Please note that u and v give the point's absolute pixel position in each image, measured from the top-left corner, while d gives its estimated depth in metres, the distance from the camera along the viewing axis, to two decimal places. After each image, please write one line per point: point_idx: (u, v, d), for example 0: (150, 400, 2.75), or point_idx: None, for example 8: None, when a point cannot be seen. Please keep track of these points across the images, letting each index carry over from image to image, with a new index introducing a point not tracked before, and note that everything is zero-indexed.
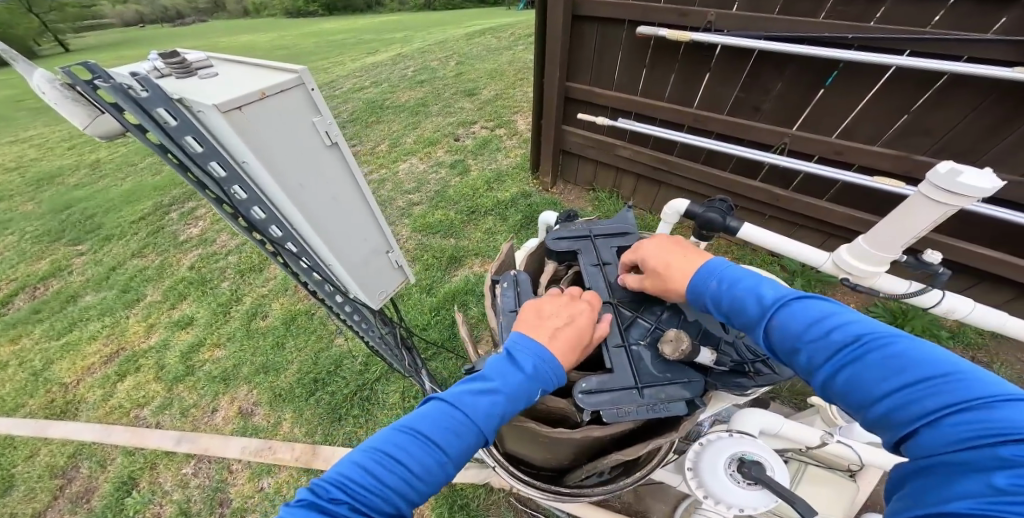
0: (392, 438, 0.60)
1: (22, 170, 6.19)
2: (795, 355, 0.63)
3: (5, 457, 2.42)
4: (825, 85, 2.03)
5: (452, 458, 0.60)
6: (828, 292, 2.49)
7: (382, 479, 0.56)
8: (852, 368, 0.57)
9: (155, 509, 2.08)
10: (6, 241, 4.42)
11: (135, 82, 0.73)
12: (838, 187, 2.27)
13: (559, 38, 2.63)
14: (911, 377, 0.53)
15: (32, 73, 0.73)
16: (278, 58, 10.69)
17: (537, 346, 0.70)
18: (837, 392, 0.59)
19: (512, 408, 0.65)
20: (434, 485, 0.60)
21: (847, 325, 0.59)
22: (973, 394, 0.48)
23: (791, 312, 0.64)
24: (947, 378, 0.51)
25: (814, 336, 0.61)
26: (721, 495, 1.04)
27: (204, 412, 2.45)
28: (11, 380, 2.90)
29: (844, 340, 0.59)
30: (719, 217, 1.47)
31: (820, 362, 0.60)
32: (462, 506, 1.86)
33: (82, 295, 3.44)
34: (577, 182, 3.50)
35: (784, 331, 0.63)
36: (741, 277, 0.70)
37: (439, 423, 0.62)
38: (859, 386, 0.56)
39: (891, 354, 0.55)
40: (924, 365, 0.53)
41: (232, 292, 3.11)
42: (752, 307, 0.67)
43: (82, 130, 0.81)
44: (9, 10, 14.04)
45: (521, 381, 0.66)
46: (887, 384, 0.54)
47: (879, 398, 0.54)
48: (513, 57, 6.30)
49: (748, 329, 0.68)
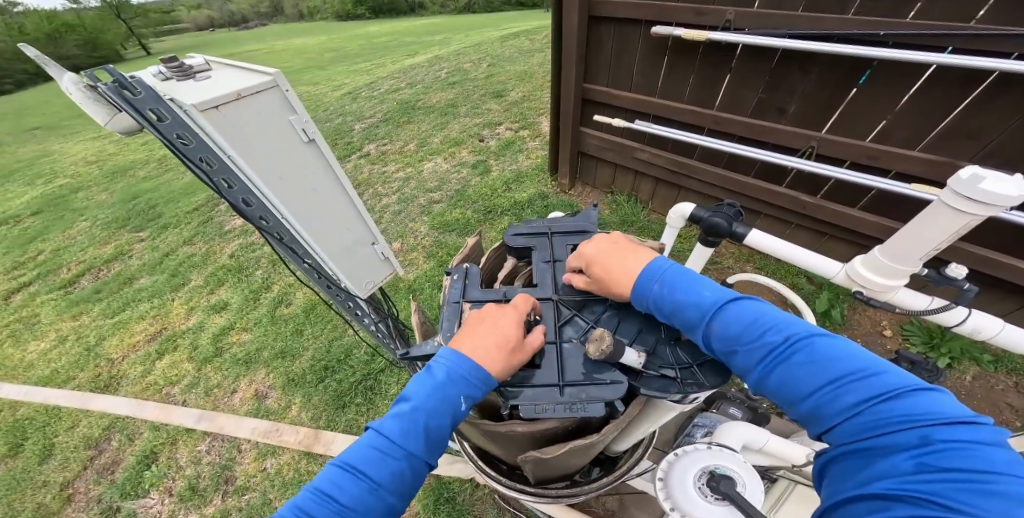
0: (328, 476, 0.62)
1: (101, 163, 6.89)
2: (731, 357, 0.66)
3: (51, 425, 2.69)
4: (857, 85, 1.89)
5: (383, 484, 0.61)
6: (856, 307, 2.32)
7: (318, 516, 0.58)
8: (784, 367, 0.62)
9: (168, 483, 2.25)
10: (81, 226, 4.94)
11: (130, 84, 0.85)
12: (872, 195, 2.10)
13: (575, 40, 2.63)
14: (833, 374, 0.58)
15: (61, 76, 0.83)
16: (325, 61, 11.23)
17: (455, 355, 0.70)
18: (769, 389, 0.63)
19: (436, 422, 0.65)
20: (374, 514, 0.60)
21: (779, 328, 0.63)
22: (883, 386, 0.55)
23: (729, 315, 0.67)
24: (862, 373, 0.57)
25: (749, 339, 0.64)
26: (686, 508, 1.01)
27: (226, 392, 2.63)
28: (68, 353, 3.23)
29: (778, 342, 0.63)
30: (723, 222, 1.38)
31: (754, 363, 0.63)
32: (447, 499, 1.94)
33: (137, 277, 3.79)
34: (595, 185, 3.45)
35: (723, 334, 0.67)
36: (681, 281, 0.73)
37: (368, 454, 0.62)
38: (790, 384, 0.61)
39: (815, 354, 0.61)
40: (843, 362, 0.59)
41: (263, 280, 3.32)
42: (692, 310, 0.70)
43: (104, 125, 0.90)
44: (100, 20, 15.67)
45: (438, 393, 0.66)
46: (813, 382, 0.59)
47: (807, 394, 0.59)
48: (545, 59, 6.30)
49: (689, 330, 0.70)
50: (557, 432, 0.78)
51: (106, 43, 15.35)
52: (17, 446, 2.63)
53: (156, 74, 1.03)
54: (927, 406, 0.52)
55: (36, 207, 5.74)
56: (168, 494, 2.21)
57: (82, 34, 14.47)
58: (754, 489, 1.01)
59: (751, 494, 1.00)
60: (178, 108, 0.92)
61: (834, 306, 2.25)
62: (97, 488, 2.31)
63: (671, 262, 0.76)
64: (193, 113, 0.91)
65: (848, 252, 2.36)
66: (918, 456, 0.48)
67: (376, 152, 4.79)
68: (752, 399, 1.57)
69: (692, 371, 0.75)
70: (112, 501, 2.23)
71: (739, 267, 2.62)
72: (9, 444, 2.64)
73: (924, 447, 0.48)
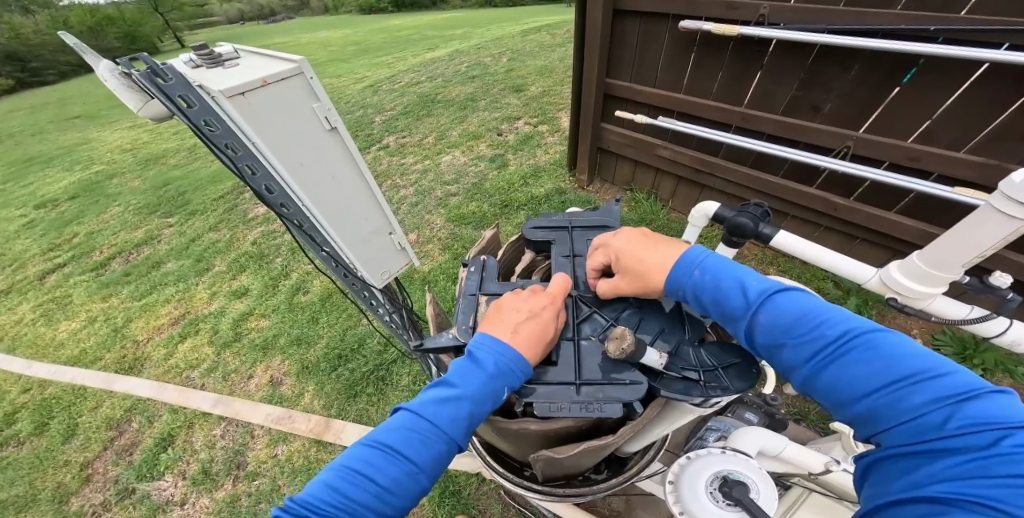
0: (361, 455, 0.60)
1: (135, 150, 7.15)
2: (778, 350, 0.63)
3: (77, 404, 2.81)
4: (900, 83, 1.79)
5: (423, 468, 0.60)
6: (885, 315, 2.22)
7: (351, 496, 0.56)
8: (837, 364, 0.58)
9: (182, 466, 2.32)
10: (114, 211, 5.13)
11: (161, 70, 0.86)
12: (910, 198, 1.99)
13: (599, 34, 2.57)
14: (891, 373, 0.55)
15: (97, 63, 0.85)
16: (349, 53, 11.36)
17: (499, 344, 0.69)
18: (819, 387, 0.60)
19: (481, 409, 0.64)
20: (408, 496, 0.59)
21: (836, 322, 0.60)
22: (951, 389, 0.51)
23: (777, 306, 0.64)
24: (925, 374, 0.53)
25: (801, 332, 0.61)
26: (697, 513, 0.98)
27: (242, 378, 2.70)
28: (96, 334, 3.36)
29: (833, 336, 0.59)
30: (750, 223, 1.31)
31: (803, 358, 0.60)
32: (453, 493, 1.95)
33: (165, 262, 3.92)
34: (614, 182, 3.38)
35: (770, 324, 0.64)
36: (723, 270, 0.70)
37: (407, 435, 0.61)
38: (842, 382, 0.58)
39: (874, 349, 0.57)
40: (905, 361, 0.55)
41: (282, 268, 3.38)
42: (737, 299, 0.67)
43: (136, 112, 0.92)
44: (136, 12, 16.25)
45: (485, 380, 0.65)
46: (871, 381, 0.56)
47: (864, 393, 0.56)
48: (566, 53, 6.21)
49: (732, 320, 0.68)
50: (570, 431, 0.76)
51: (144, 35, 15.93)
52: (44, 424, 2.75)
53: (188, 62, 1.04)
54: (1001, 410, 0.47)
55: (73, 192, 6.00)
56: (182, 477, 2.28)
57: (121, 28, 15.05)
58: (767, 497, 0.98)
59: (765, 501, 0.97)
60: (207, 95, 0.93)
61: (863, 312, 2.15)
62: (115, 469, 2.40)
63: (709, 250, 0.73)
64: (220, 100, 0.92)
65: (880, 256, 2.26)
66: (977, 460, 0.45)
67: (395, 145, 4.82)
68: (772, 405, 1.53)
69: (716, 374, 0.72)
70: (128, 482, 2.31)
71: (761, 269, 2.53)
72: (38, 421, 2.77)
73: (987, 449, 0.45)
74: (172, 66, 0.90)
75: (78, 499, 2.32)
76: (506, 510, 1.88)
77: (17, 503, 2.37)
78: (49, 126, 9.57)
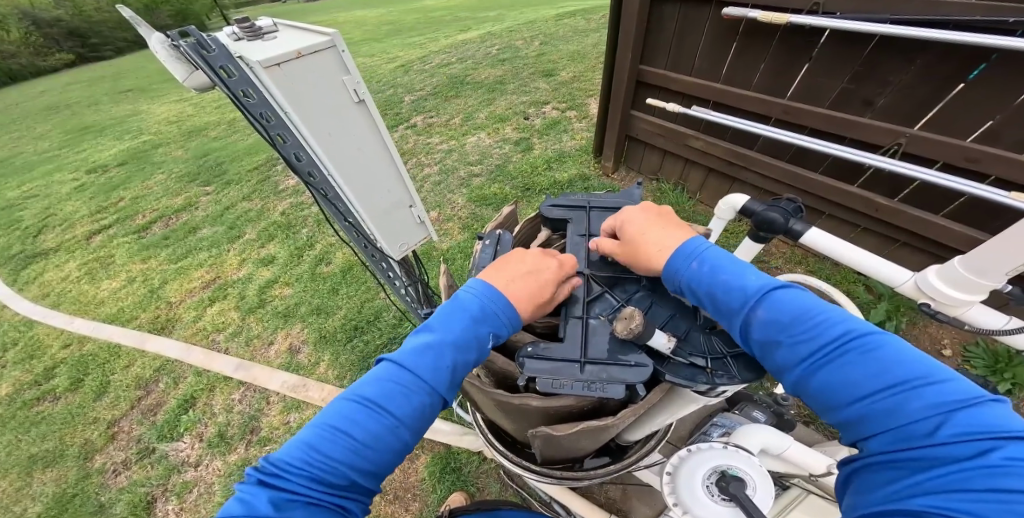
0: (341, 412, 0.59)
1: (181, 122, 7.46)
2: (772, 351, 0.60)
3: (111, 362, 3.02)
4: (967, 79, 1.65)
5: (404, 421, 0.60)
6: (918, 324, 2.08)
7: (332, 454, 0.56)
8: (832, 369, 0.56)
9: (200, 429, 2.46)
10: (158, 178, 5.40)
11: (205, 41, 0.90)
12: (960, 202, 1.85)
13: (636, 20, 2.47)
14: (890, 379, 0.52)
15: (152, 36, 0.89)
16: (385, 32, 11.40)
17: (487, 289, 0.71)
18: (810, 392, 0.58)
19: (463, 357, 0.65)
20: (389, 450, 0.59)
21: (834, 323, 0.57)
22: (946, 397, 0.50)
23: (776, 303, 0.61)
24: (922, 379, 0.51)
25: (801, 333, 0.58)
26: (690, 505, 0.97)
27: (263, 344, 2.82)
28: (135, 294, 3.58)
29: (832, 338, 0.57)
30: (780, 218, 1.22)
31: (799, 360, 0.58)
32: (454, 469, 2.01)
33: (201, 228, 4.10)
34: (640, 170, 3.28)
35: (769, 322, 0.61)
36: (722, 263, 0.68)
37: (388, 388, 0.61)
38: (836, 386, 0.55)
39: (871, 354, 0.55)
40: (903, 367, 0.53)
41: (308, 239, 3.49)
42: (736, 296, 0.64)
43: (183, 83, 0.96)
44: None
45: (468, 326, 0.67)
46: (866, 386, 0.53)
47: (858, 400, 0.53)
48: (600, 39, 6.01)
49: (728, 317, 0.65)
50: (572, 411, 0.75)
51: (195, 12, 16.64)
52: (80, 380, 2.96)
53: (230, 34, 1.03)
54: (996, 421, 0.46)
55: (122, 158, 6.34)
56: (199, 439, 2.41)
57: (174, 5, 15.83)
58: (764, 494, 0.96)
59: (760, 498, 0.95)
60: (246, 66, 0.96)
61: (892, 319, 2.04)
62: (139, 428, 2.56)
63: (710, 243, 0.71)
64: (258, 71, 0.94)
65: (922, 262, 2.12)
66: (959, 470, 0.44)
67: (422, 124, 4.84)
68: (782, 404, 1.48)
69: (724, 362, 0.69)
70: (149, 442, 2.46)
71: (788, 269, 2.43)
72: (73, 377, 2.98)
73: (974, 459, 0.44)
74: (218, 38, 0.95)
75: (101, 455, 2.48)
76: (504, 490, 1.92)
77: (45, 457, 2.54)
78: (105, 97, 10.08)
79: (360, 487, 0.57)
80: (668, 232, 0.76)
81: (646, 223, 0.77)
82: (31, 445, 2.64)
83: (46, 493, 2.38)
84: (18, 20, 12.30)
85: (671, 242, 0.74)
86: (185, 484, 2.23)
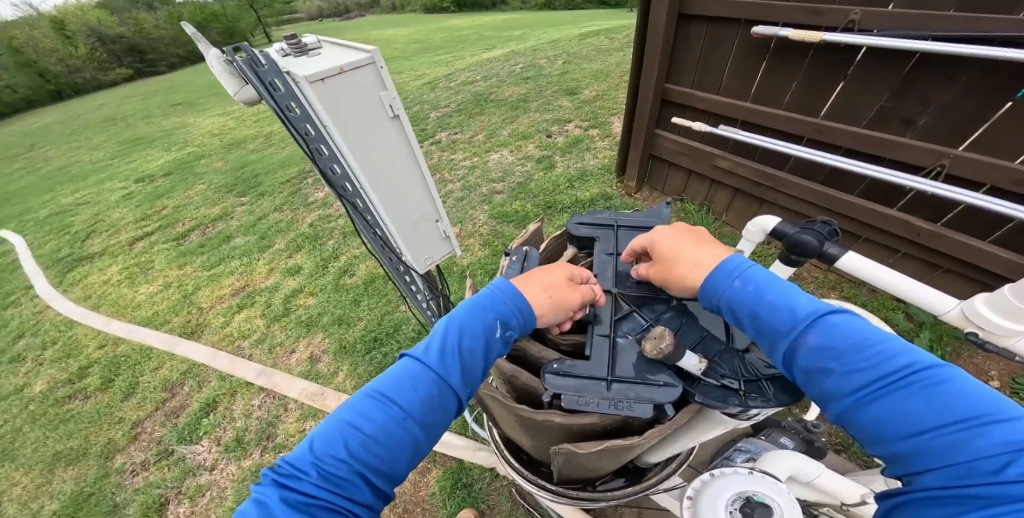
0: (357, 408, 0.59)
1: (221, 135, 7.90)
2: (818, 377, 0.55)
3: (141, 364, 3.14)
4: (1014, 98, 1.57)
5: (415, 415, 0.58)
6: (964, 355, 1.94)
7: (342, 448, 0.54)
8: (887, 400, 0.50)
9: (219, 433, 2.51)
10: (198, 188, 5.70)
11: (258, 56, 0.96)
12: (1010, 227, 1.75)
13: (661, 39, 2.49)
14: (954, 413, 0.46)
15: (210, 53, 0.96)
16: (414, 51, 11.85)
17: (504, 289, 0.72)
18: (858, 423, 0.52)
19: (475, 349, 0.65)
20: (401, 446, 0.57)
21: (895, 352, 0.52)
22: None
23: (826, 328, 0.56)
24: (993, 417, 0.45)
25: (854, 359, 0.53)
26: None
27: (285, 352, 2.88)
28: (168, 298, 3.74)
29: (889, 367, 0.51)
30: (814, 240, 1.17)
31: (847, 389, 0.52)
32: (465, 486, 1.97)
33: (233, 237, 4.28)
34: (664, 190, 3.25)
35: (817, 347, 0.56)
36: (768, 284, 0.64)
37: (400, 382, 0.61)
38: (891, 419, 0.49)
39: (935, 387, 0.48)
40: (973, 403, 0.46)
41: (333, 250, 3.59)
42: (783, 318, 0.60)
43: (233, 97, 1.02)
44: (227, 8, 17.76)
45: (482, 321, 0.68)
46: (925, 421, 0.47)
47: (914, 434, 0.47)
48: (624, 58, 6.07)
49: (772, 340, 0.60)
50: (595, 431, 0.73)
51: (240, 33, 17.78)
52: (111, 380, 3.09)
53: (278, 51, 1.09)
54: None
55: (165, 169, 6.73)
56: (216, 443, 2.46)
57: (221, 28, 16.96)
58: None
59: None
60: (293, 81, 1.01)
61: (934, 348, 1.91)
62: (161, 430, 2.64)
63: (754, 261, 0.67)
64: (303, 85, 0.99)
65: (966, 289, 1.99)
66: None
67: (447, 141, 4.96)
68: (812, 432, 1.39)
69: (759, 385, 0.67)
70: (169, 444, 2.53)
71: (819, 292, 2.33)
72: (106, 377, 3.12)
73: None
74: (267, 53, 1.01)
75: (124, 455, 2.56)
76: (515, 510, 1.86)
77: (73, 454, 2.64)
78: (154, 112, 10.80)
79: (371, 487, 0.55)
80: (704, 250, 0.73)
81: (678, 240, 0.74)
82: (58, 442, 2.75)
83: (72, 490, 2.46)
84: (83, 40, 13.41)
85: (706, 259, 0.71)
86: (199, 488, 2.27)
